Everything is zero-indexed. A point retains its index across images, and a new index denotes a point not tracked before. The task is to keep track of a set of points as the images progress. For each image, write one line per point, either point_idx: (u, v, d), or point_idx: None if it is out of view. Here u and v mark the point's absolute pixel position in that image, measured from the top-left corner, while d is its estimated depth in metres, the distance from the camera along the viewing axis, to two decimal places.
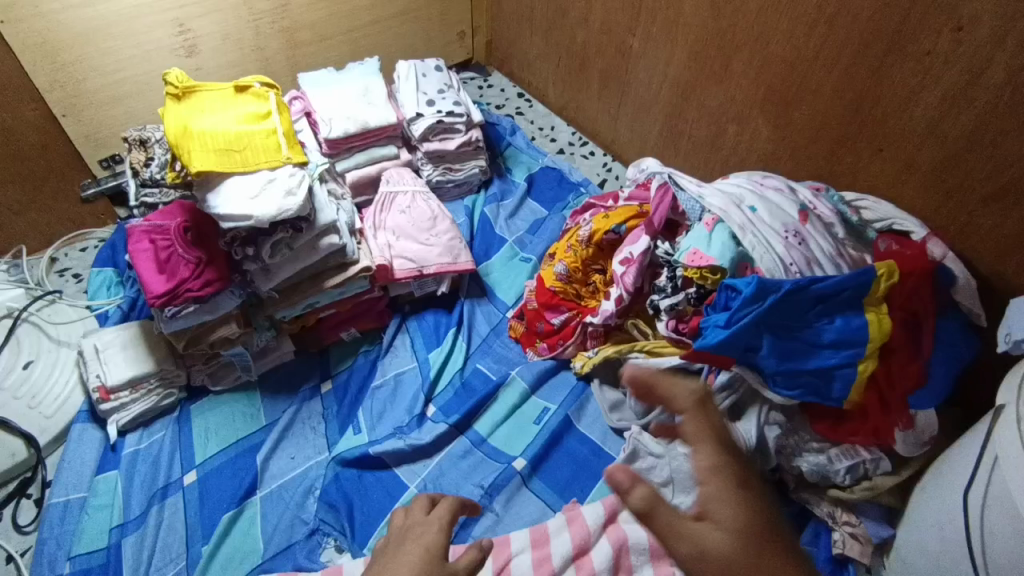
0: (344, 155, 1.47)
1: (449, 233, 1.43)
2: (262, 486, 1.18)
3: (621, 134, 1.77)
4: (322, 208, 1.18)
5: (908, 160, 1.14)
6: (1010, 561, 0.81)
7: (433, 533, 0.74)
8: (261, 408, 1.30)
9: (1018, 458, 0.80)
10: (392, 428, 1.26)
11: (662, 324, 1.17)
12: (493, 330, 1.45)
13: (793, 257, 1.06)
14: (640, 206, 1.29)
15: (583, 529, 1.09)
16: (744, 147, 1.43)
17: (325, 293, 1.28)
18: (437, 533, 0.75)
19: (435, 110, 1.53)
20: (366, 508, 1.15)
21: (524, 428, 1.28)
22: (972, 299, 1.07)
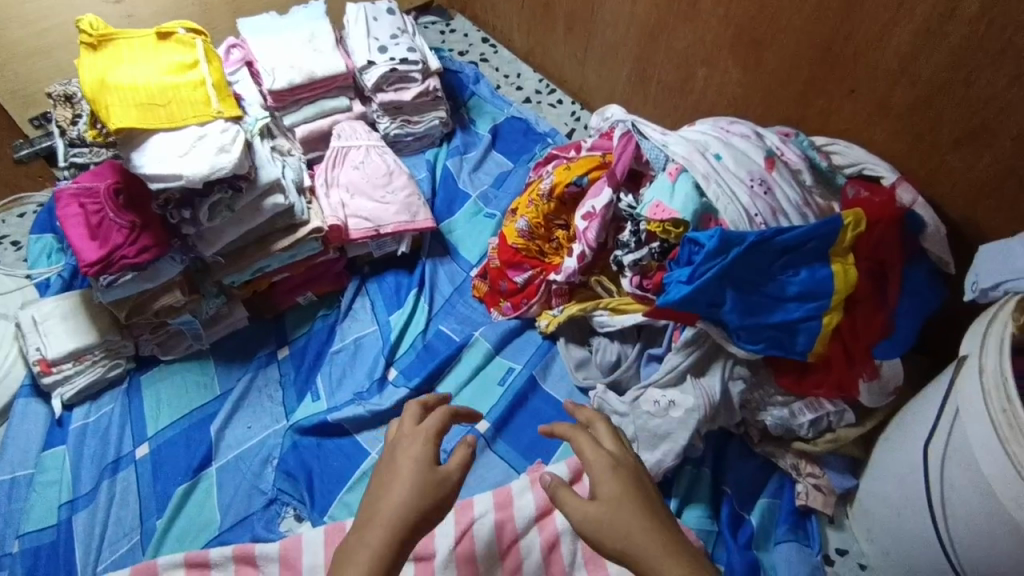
0: (292, 109, 1.38)
1: (406, 189, 1.36)
2: (218, 457, 1.15)
3: (589, 80, 1.68)
4: (263, 165, 1.11)
5: (880, 101, 1.08)
6: (968, 510, 0.80)
7: (418, 445, 0.73)
8: (215, 376, 1.25)
9: (976, 413, 0.78)
10: (352, 394, 1.22)
11: (626, 280, 1.14)
12: (456, 290, 1.41)
13: (759, 207, 1.02)
14: (603, 155, 1.22)
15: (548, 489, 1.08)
16: (714, 91, 1.36)
17: (274, 257, 1.21)
18: (424, 444, 0.73)
19: (388, 57, 1.43)
20: (326, 475, 1.12)
21: (488, 389, 1.25)
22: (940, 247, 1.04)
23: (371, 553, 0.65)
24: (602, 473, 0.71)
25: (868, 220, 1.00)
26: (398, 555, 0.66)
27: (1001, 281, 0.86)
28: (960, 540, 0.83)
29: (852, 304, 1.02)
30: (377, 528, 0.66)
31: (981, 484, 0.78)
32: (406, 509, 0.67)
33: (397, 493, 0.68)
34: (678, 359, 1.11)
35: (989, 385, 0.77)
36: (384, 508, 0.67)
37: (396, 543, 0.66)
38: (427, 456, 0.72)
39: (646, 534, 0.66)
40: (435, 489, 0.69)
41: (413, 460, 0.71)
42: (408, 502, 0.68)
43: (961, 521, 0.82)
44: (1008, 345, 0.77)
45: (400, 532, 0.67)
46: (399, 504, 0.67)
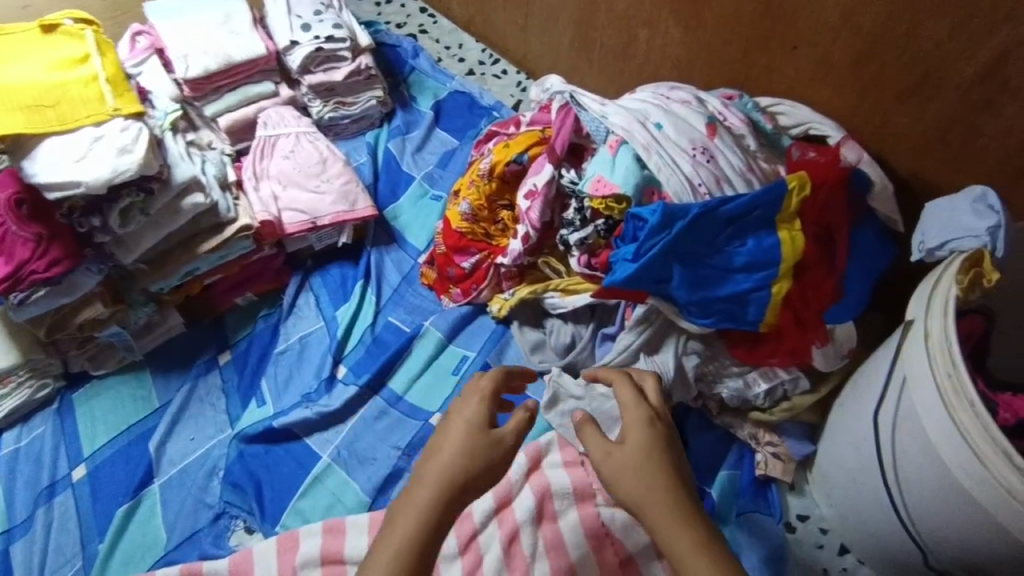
0: (212, 99, 1.29)
1: (342, 176, 1.28)
2: (160, 474, 1.11)
3: (533, 48, 1.61)
4: (176, 162, 1.05)
5: (823, 58, 1.04)
6: (920, 477, 0.79)
7: (473, 405, 0.71)
8: (153, 388, 1.20)
9: (922, 378, 0.76)
10: (300, 397, 1.18)
11: (574, 260, 1.10)
12: (404, 279, 1.35)
13: (701, 175, 0.98)
14: (543, 130, 1.16)
15: (506, 480, 1.07)
16: (657, 54, 1.30)
17: (202, 259, 1.14)
18: (479, 405, 0.71)
19: (312, 36, 1.34)
20: (276, 483, 1.09)
21: (441, 380, 1.21)
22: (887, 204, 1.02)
23: (416, 511, 0.63)
24: (634, 423, 0.70)
25: (815, 182, 0.97)
26: (443, 516, 0.64)
27: (946, 240, 0.83)
28: (914, 505, 0.82)
29: (802, 271, 0.99)
30: (423, 488, 0.65)
31: (930, 451, 0.76)
32: (456, 468, 0.66)
33: (448, 451, 0.67)
34: (632, 339, 1.08)
35: (934, 350, 0.75)
36: (436, 466, 0.66)
37: (443, 504, 0.64)
38: (480, 418, 0.70)
39: (665, 490, 0.65)
40: (487, 451, 0.67)
41: (464, 422, 0.69)
42: (456, 464, 0.66)
43: (916, 488, 0.80)
44: (952, 306, 0.75)
45: (448, 493, 0.64)
46: (446, 465, 0.66)
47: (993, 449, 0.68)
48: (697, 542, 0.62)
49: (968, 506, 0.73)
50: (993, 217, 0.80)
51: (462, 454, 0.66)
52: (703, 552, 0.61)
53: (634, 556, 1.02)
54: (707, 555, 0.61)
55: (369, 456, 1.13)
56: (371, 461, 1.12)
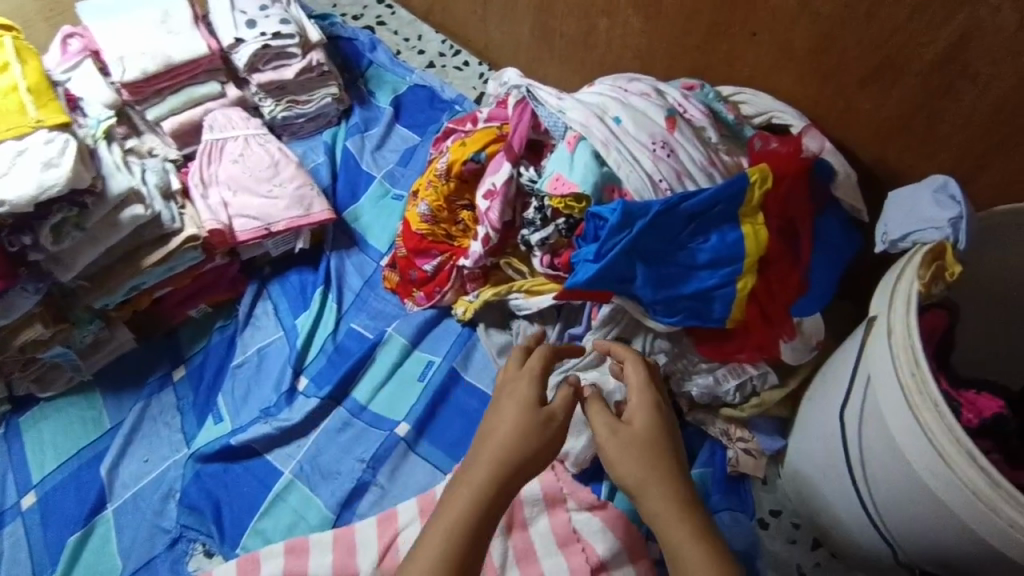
0: (154, 102, 1.24)
1: (295, 179, 1.23)
2: (113, 498, 1.08)
3: (494, 38, 1.55)
4: (112, 174, 1.00)
5: (783, 45, 1.01)
6: (887, 475, 0.78)
7: (524, 386, 0.74)
8: (104, 410, 1.16)
9: (886, 376, 0.74)
10: (259, 411, 1.14)
11: (537, 260, 1.07)
12: (367, 283, 1.30)
13: (662, 172, 0.95)
14: (499, 127, 1.12)
15: None
16: (619, 42, 1.26)
17: (148, 272, 1.09)
18: (530, 385, 0.75)
19: (258, 32, 1.28)
20: (235, 503, 1.06)
21: (406, 388, 1.18)
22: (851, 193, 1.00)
23: (471, 490, 0.68)
24: (639, 405, 0.74)
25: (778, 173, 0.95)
26: (497, 494, 0.68)
27: (909, 232, 0.81)
28: (883, 503, 0.81)
29: (768, 265, 0.96)
30: (478, 469, 0.69)
31: (895, 450, 0.75)
32: (508, 449, 0.70)
33: (502, 432, 0.71)
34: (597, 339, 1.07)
35: (897, 347, 0.73)
36: (491, 446, 0.70)
37: (498, 482, 0.68)
38: (533, 397, 0.74)
39: (661, 475, 0.69)
40: (540, 430, 0.71)
41: (519, 402, 0.73)
42: (512, 445, 0.70)
43: (883, 486, 0.79)
44: (915, 302, 0.74)
45: (502, 474, 0.69)
46: (503, 446, 0.70)
47: (957, 449, 0.66)
48: (693, 532, 0.65)
49: (933, 506, 0.72)
50: (955, 207, 0.78)
51: (515, 436, 0.70)
52: (699, 537, 0.65)
53: (605, 562, 0.99)
54: (702, 541, 0.65)
55: (333, 470, 1.10)
56: (335, 475, 1.09)
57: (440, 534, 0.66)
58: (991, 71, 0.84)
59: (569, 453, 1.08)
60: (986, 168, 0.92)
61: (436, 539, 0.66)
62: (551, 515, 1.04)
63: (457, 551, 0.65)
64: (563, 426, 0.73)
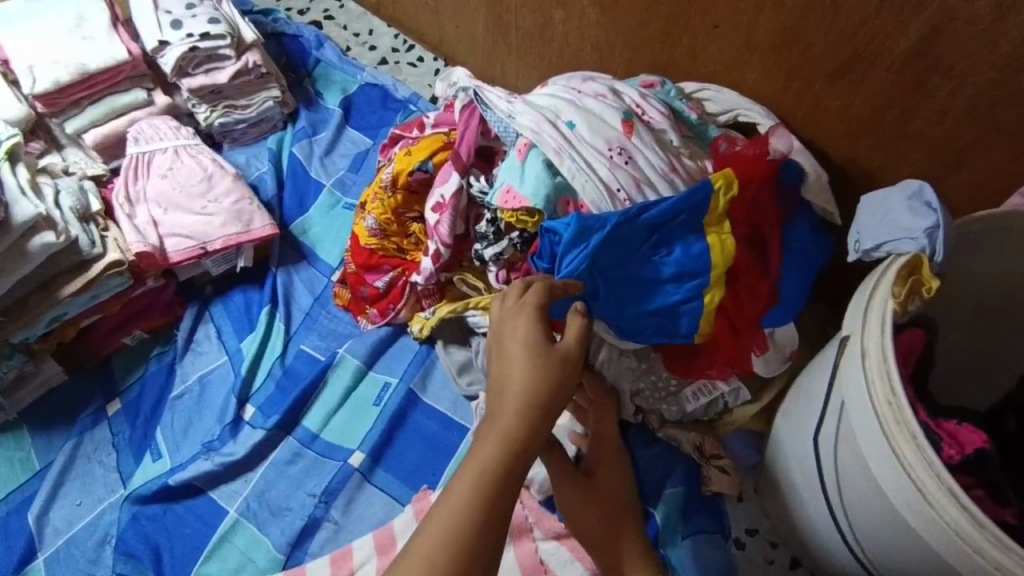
0: (72, 113, 1.14)
1: (232, 193, 1.13)
2: (44, 547, 0.99)
3: (447, 31, 1.46)
4: (16, 200, 0.91)
5: (746, 37, 0.94)
6: (866, 506, 0.72)
7: (527, 323, 0.70)
8: (32, 450, 1.06)
9: (860, 403, 0.68)
10: (201, 445, 1.06)
11: (492, 275, 1.01)
12: (317, 300, 1.22)
13: (620, 180, 0.88)
14: (447, 133, 1.04)
15: None
16: (575, 35, 1.18)
17: (70, 302, 1.00)
18: (531, 323, 0.70)
19: (184, 33, 1.18)
20: (177, 547, 0.98)
21: (361, 413, 1.10)
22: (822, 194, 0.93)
23: (501, 436, 0.63)
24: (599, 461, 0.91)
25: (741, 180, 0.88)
26: (521, 448, 0.63)
27: (882, 241, 0.75)
28: (862, 531, 0.76)
29: (737, 276, 0.89)
30: (506, 415, 0.64)
31: (873, 480, 0.69)
32: (528, 397, 0.65)
33: (520, 380, 0.66)
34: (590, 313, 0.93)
35: (872, 371, 0.67)
36: (510, 396, 0.65)
37: (521, 435, 0.63)
38: (539, 336, 0.69)
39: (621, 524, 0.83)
40: (557, 368, 0.67)
41: (525, 341, 0.68)
42: (531, 392, 0.65)
43: (861, 516, 0.74)
44: (890, 323, 0.68)
45: (528, 419, 0.64)
46: (524, 391, 0.65)
47: (938, 486, 0.61)
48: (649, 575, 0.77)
49: (913, 541, 0.67)
50: (932, 215, 0.72)
51: (535, 382, 0.66)
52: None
53: None
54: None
55: (282, 507, 1.02)
56: (285, 512, 1.01)
57: (462, 492, 0.60)
58: (966, 64, 0.78)
59: (533, 479, 1.00)
60: (961, 166, 0.87)
61: (459, 499, 0.60)
62: (517, 546, 0.98)
63: (485, 507, 0.60)
64: (577, 361, 0.69)
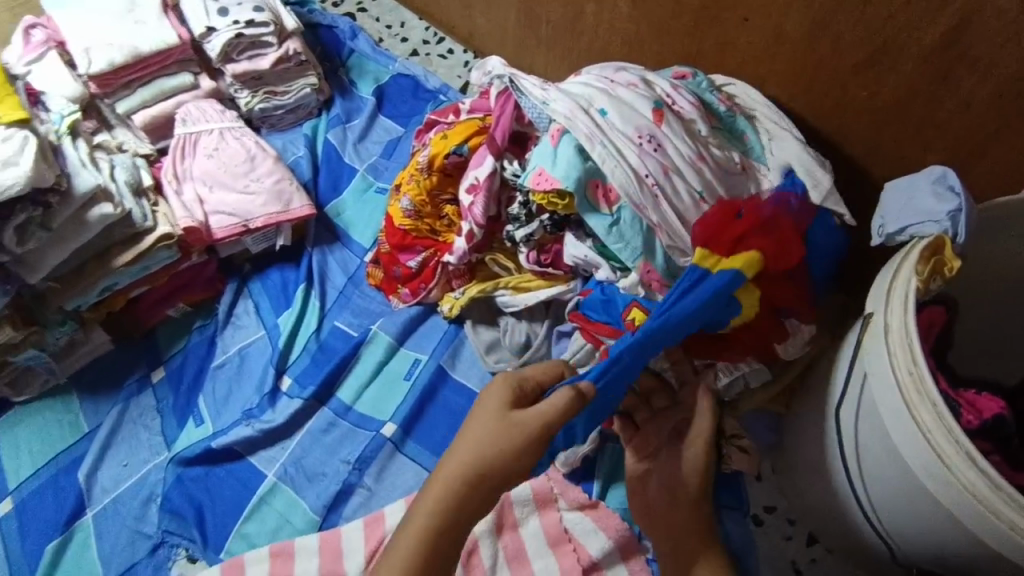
0: (123, 95, 1.19)
1: (273, 174, 1.18)
2: (93, 504, 1.04)
3: (478, 24, 1.51)
4: (77, 171, 0.96)
5: (776, 29, 0.98)
6: (885, 476, 0.75)
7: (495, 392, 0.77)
8: (82, 413, 1.12)
9: (882, 376, 0.72)
10: (241, 413, 1.11)
11: (523, 256, 1.05)
12: (350, 280, 1.26)
13: (648, 166, 0.91)
14: (482, 118, 1.08)
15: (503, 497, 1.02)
16: (605, 29, 1.22)
17: (122, 272, 1.05)
18: (500, 392, 0.77)
19: (230, 20, 1.23)
20: (219, 506, 1.03)
21: (392, 387, 1.14)
22: (831, 195, 0.92)
23: (442, 495, 0.71)
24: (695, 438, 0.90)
25: (742, 246, 0.83)
26: (465, 502, 0.71)
27: (905, 225, 0.78)
28: (879, 501, 0.79)
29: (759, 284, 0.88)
30: (451, 471, 0.72)
31: (893, 450, 0.73)
32: (477, 459, 0.71)
33: (477, 439, 0.72)
34: (631, 269, 0.93)
35: (895, 347, 0.70)
36: (460, 455, 0.72)
37: (463, 492, 0.71)
38: (501, 405, 0.75)
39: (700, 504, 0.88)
40: (510, 436, 0.73)
41: (491, 407, 0.75)
42: (480, 452, 0.72)
43: (880, 486, 0.77)
44: (913, 301, 0.71)
45: (471, 480, 0.71)
46: (474, 453, 0.72)
47: (955, 449, 0.64)
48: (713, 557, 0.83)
49: (931, 506, 0.70)
50: (954, 199, 0.76)
51: (486, 444, 0.72)
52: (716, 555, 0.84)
53: (598, 562, 0.97)
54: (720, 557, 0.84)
55: (318, 472, 1.06)
56: (320, 477, 1.06)
57: (408, 541, 0.70)
58: (991, 57, 0.81)
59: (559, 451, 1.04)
60: (984, 156, 0.90)
61: (405, 544, 0.70)
62: (543, 516, 1.02)
63: (422, 555, 0.69)
64: (534, 430, 0.73)
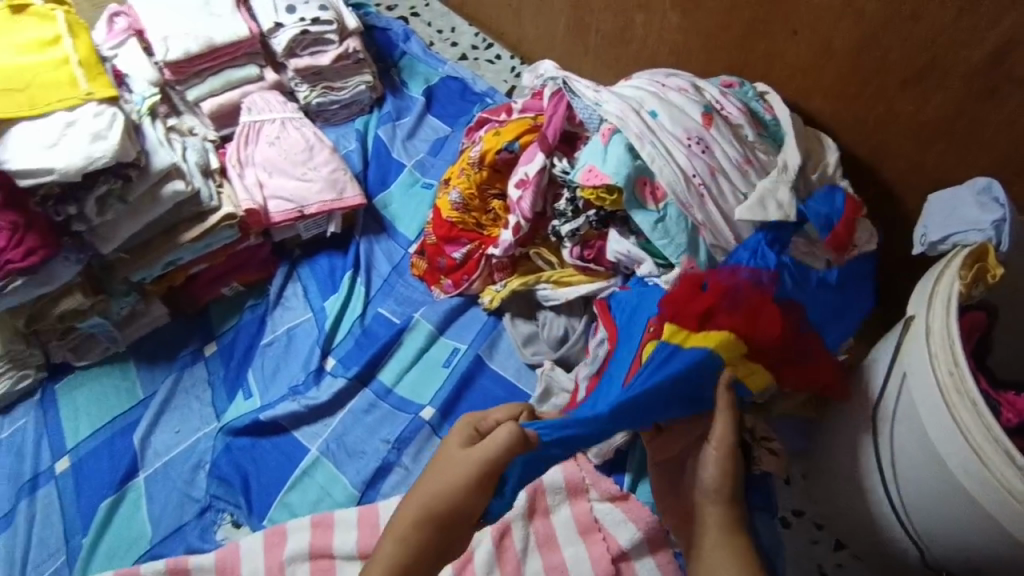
0: (194, 83, 1.26)
1: (330, 164, 1.24)
2: (145, 467, 1.09)
3: (528, 32, 1.56)
4: (155, 150, 1.03)
5: (825, 43, 1.01)
6: (920, 477, 0.77)
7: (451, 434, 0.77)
8: (138, 380, 1.18)
9: (923, 377, 0.74)
10: (288, 389, 1.16)
11: (566, 252, 1.08)
12: (394, 269, 1.31)
13: (696, 167, 0.95)
14: (534, 118, 1.13)
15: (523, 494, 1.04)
16: (653, 39, 1.26)
17: (186, 248, 1.12)
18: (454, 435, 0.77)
19: (297, 17, 1.30)
20: (264, 476, 1.07)
21: (432, 373, 1.18)
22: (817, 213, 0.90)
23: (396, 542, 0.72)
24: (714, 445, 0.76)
25: (711, 324, 0.77)
26: (423, 546, 0.72)
27: (948, 234, 0.81)
28: (912, 504, 0.80)
29: (755, 354, 0.77)
30: (407, 513, 0.73)
31: (930, 450, 0.74)
32: (429, 507, 0.72)
33: (428, 488, 0.73)
34: (673, 264, 0.96)
35: (937, 349, 0.72)
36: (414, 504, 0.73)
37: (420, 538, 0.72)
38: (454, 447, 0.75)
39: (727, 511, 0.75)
40: (460, 483, 0.72)
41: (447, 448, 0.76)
42: (430, 499, 0.72)
43: (914, 487, 0.78)
44: (956, 304, 0.73)
45: (427, 524, 0.72)
46: (423, 501, 0.72)
47: (994, 448, 0.66)
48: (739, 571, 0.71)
49: (968, 506, 0.71)
50: (998, 210, 0.78)
51: (434, 492, 0.72)
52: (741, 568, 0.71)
53: (626, 552, 1.00)
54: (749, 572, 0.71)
55: (358, 450, 1.10)
56: (360, 455, 1.10)
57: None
58: None
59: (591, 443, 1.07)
60: None
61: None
62: (574, 505, 1.05)
63: None
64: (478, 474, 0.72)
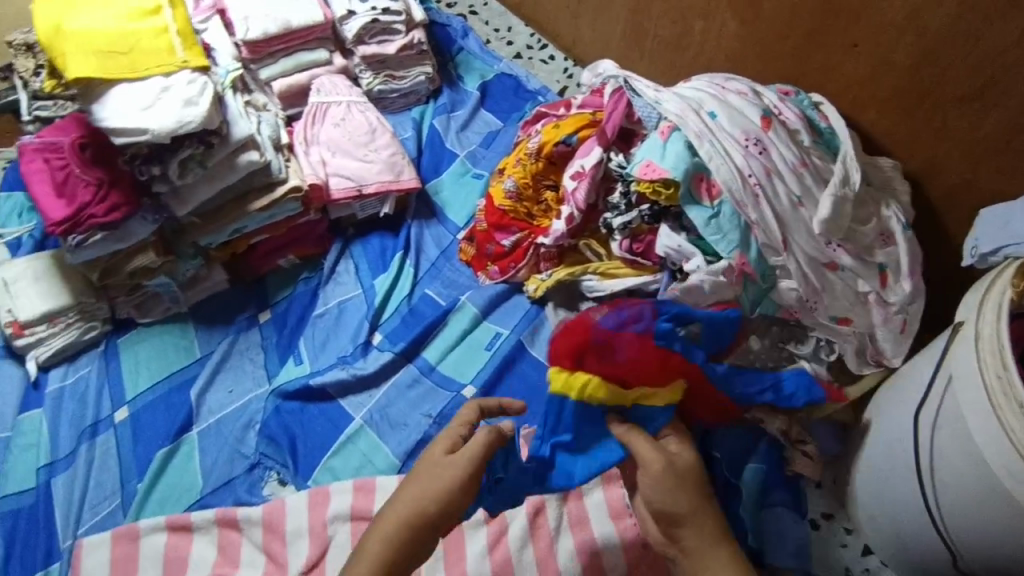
0: (267, 62, 1.33)
1: (390, 147, 1.29)
2: (198, 422, 1.15)
3: (584, 34, 1.60)
4: (236, 121, 1.11)
5: (884, 57, 1.03)
6: (958, 479, 0.79)
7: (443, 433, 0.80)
8: (195, 340, 1.24)
9: (969, 381, 0.76)
10: (336, 358, 1.20)
11: (616, 244, 1.11)
12: (443, 254, 1.35)
13: (752, 167, 0.98)
14: (594, 114, 1.17)
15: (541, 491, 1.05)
16: (711, 46, 1.30)
17: (252, 217, 1.18)
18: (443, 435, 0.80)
19: (369, 7, 1.37)
20: (310, 440, 1.12)
21: (474, 354, 1.21)
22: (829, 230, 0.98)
23: (382, 543, 0.70)
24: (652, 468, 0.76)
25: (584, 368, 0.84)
26: (405, 547, 0.71)
27: (1001, 246, 0.84)
28: (949, 509, 0.81)
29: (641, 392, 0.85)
30: (399, 507, 0.72)
31: (972, 453, 0.76)
32: (415, 508, 0.72)
33: (412, 492, 0.73)
34: (722, 260, 0.99)
35: (985, 354, 0.75)
36: (399, 507, 0.72)
37: (406, 537, 0.71)
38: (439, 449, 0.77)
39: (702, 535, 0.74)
40: (451, 481, 0.74)
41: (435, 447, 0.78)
42: (417, 499, 0.72)
43: (951, 490, 0.80)
44: (1006, 311, 0.75)
45: (411, 525, 0.71)
46: (410, 501, 0.72)
47: None
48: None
49: (1008, 508, 0.73)
50: None
51: (419, 492, 0.73)
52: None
53: None
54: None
55: (400, 422, 1.14)
56: (402, 426, 1.13)
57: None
58: None
59: None
60: None
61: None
62: (607, 491, 1.07)
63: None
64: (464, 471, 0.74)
